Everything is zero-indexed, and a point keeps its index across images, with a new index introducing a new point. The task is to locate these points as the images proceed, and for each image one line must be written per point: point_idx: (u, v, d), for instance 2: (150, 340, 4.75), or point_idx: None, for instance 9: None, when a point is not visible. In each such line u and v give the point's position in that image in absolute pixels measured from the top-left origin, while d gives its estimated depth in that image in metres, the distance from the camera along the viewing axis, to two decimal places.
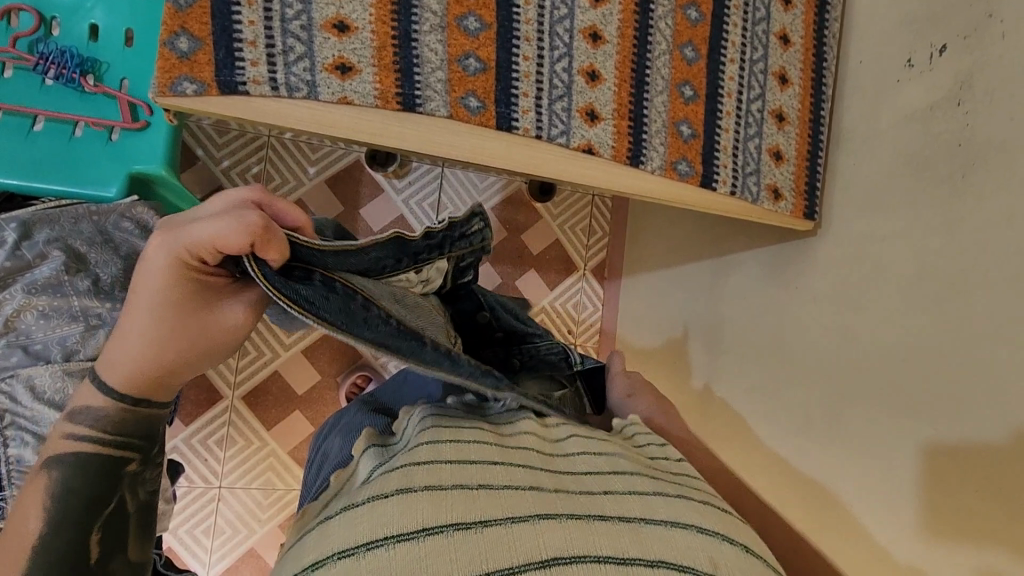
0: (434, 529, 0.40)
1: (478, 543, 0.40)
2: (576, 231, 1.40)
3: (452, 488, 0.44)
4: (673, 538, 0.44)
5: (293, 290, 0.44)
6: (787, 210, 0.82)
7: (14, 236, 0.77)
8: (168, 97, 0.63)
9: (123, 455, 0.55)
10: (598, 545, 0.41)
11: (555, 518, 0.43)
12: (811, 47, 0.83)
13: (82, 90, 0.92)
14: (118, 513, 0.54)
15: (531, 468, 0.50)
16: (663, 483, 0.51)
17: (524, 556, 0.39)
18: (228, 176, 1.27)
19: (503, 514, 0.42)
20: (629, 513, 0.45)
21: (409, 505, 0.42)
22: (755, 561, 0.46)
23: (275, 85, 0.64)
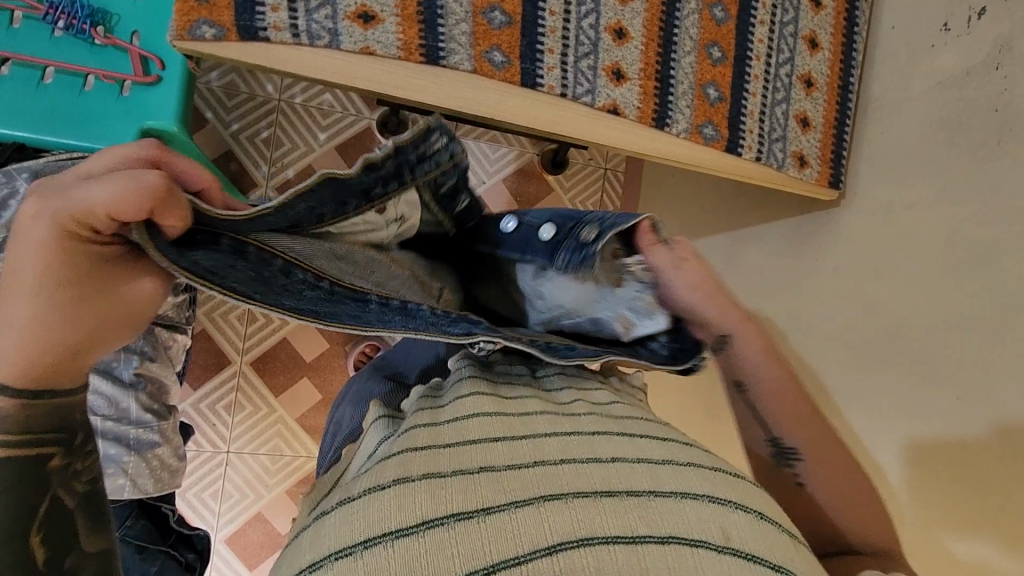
0: (432, 522, 0.34)
1: (479, 532, 0.33)
2: (587, 204, 1.38)
3: (451, 475, 0.38)
4: (683, 511, 0.36)
5: (189, 260, 0.35)
6: (811, 178, 0.80)
7: (26, 186, 0.76)
8: (186, 42, 0.61)
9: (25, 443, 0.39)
10: (607, 525, 0.34)
11: (560, 497, 0.36)
12: (842, 11, 0.81)
13: (93, 42, 0.90)
14: (55, 508, 0.38)
15: (536, 437, 0.42)
16: (671, 450, 0.43)
17: (528, 544, 0.33)
18: (237, 140, 1.24)
19: (506, 498, 0.35)
20: (638, 486, 0.37)
21: (406, 498, 0.35)
22: (770, 529, 0.38)
23: (297, 32, 0.63)
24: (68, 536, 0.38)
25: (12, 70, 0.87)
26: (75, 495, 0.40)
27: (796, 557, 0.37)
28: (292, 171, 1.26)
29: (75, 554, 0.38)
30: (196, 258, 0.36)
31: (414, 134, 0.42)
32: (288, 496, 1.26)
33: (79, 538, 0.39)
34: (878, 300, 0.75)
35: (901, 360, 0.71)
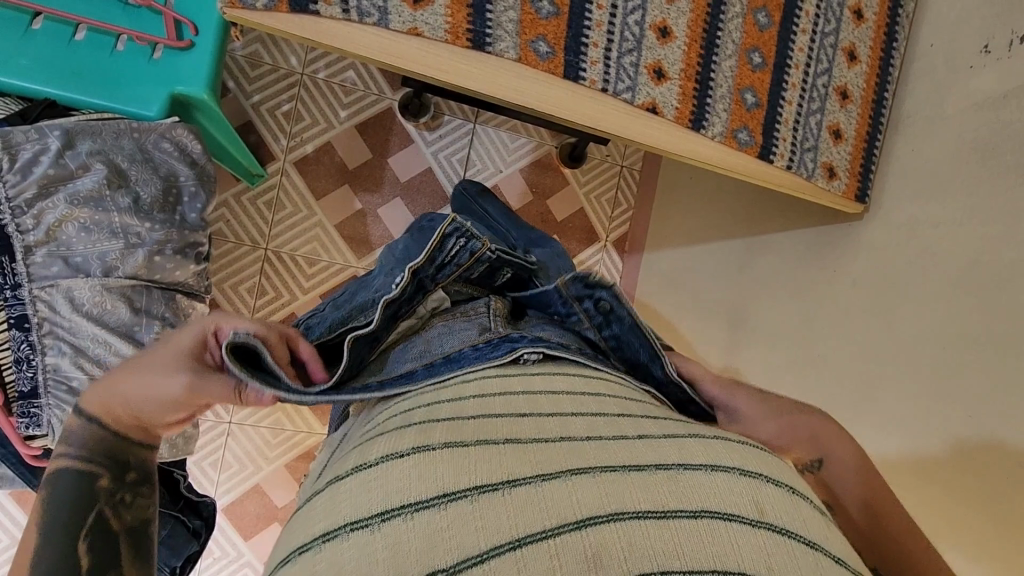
0: (456, 494, 0.34)
1: (506, 505, 0.34)
2: (603, 201, 1.38)
3: (474, 445, 0.38)
4: (713, 484, 0.37)
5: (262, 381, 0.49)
6: (840, 190, 0.81)
7: (57, 143, 0.73)
8: (237, 10, 0.61)
9: (85, 472, 0.46)
10: (635, 501, 0.35)
11: (586, 471, 0.36)
12: (883, 26, 0.82)
13: (127, 2, 0.89)
14: (97, 528, 0.43)
15: (562, 414, 0.43)
16: (697, 428, 0.45)
17: (555, 519, 0.33)
18: (258, 112, 1.23)
19: (531, 471, 0.36)
20: (665, 461, 0.38)
21: (429, 470, 0.36)
22: (803, 503, 0.38)
23: (347, 8, 0.63)
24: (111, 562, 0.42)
25: (44, 25, 0.86)
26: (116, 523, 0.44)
27: (831, 534, 0.38)
28: (310, 146, 1.26)
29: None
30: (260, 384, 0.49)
31: (432, 254, 0.56)
32: (287, 471, 1.26)
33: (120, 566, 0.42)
34: (896, 313, 0.76)
35: (914, 373, 0.72)
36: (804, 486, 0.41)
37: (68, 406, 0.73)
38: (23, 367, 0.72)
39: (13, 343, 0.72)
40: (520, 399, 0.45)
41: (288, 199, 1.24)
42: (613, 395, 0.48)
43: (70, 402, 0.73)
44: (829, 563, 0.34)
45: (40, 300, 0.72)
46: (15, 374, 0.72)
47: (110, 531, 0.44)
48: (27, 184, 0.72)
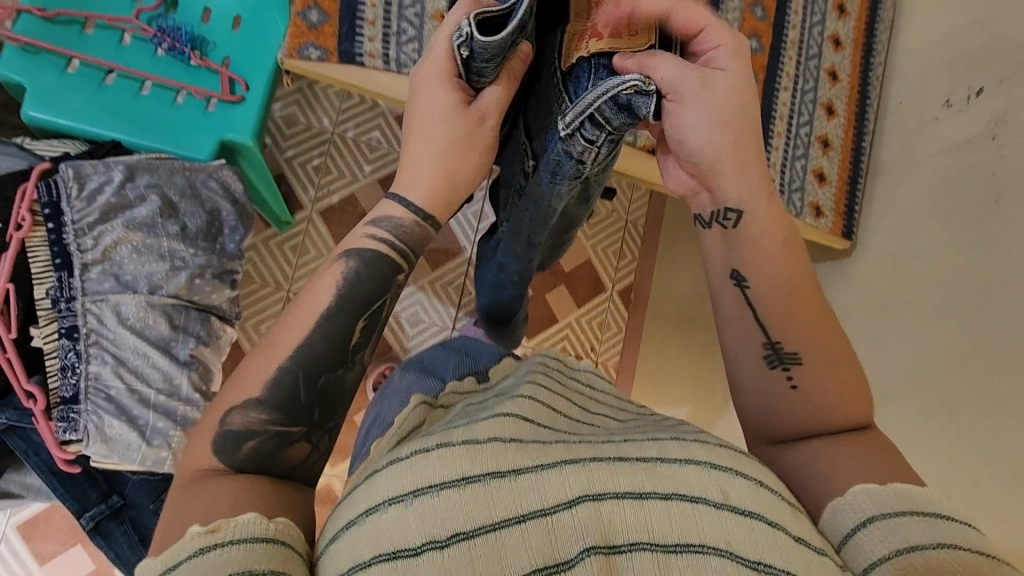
0: (472, 478, 0.37)
1: (510, 490, 0.37)
2: (607, 253, 1.40)
3: (489, 443, 0.40)
4: (685, 476, 0.39)
5: (502, 59, 0.53)
6: (826, 227, 0.89)
7: (119, 176, 0.82)
8: (294, 60, 0.76)
9: (387, 257, 0.54)
10: (618, 482, 0.38)
11: (579, 462, 0.39)
12: (856, 85, 0.92)
13: (189, 63, 1.01)
14: (375, 311, 0.53)
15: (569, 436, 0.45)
16: (681, 430, 0.46)
17: (553, 498, 0.37)
18: (291, 166, 1.34)
19: (532, 462, 0.39)
20: (645, 453, 0.40)
21: (449, 461, 0.38)
22: (768, 493, 0.41)
23: (387, 60, 0.76)
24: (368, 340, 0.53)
25: (115, 80, 0.98)
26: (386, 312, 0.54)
27: (796, 522, 0.40)
28: (337, 196, 1.36)
29: (315, 426, 0.49)
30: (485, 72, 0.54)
31: None
32: None
33: (368, 348, 0.53)
34: (888, 339, 0.80)
35: (910, 394, 0.75)
36: (777, 482, 0.43)
37: (105, 412, 0.78)
38: (68, 374, 0.77)
39: (62, 352, 0.77)
40: (523, 413, 0.48)
41: (312, 245, 1.33)
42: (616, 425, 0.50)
43: (107, 409, 0.78)
44: (786, 541, 0.38)
45: (90, 312, 0.78)
46: (60, 381, 0.77)
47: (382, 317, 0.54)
48: (91, 210, 0.80)
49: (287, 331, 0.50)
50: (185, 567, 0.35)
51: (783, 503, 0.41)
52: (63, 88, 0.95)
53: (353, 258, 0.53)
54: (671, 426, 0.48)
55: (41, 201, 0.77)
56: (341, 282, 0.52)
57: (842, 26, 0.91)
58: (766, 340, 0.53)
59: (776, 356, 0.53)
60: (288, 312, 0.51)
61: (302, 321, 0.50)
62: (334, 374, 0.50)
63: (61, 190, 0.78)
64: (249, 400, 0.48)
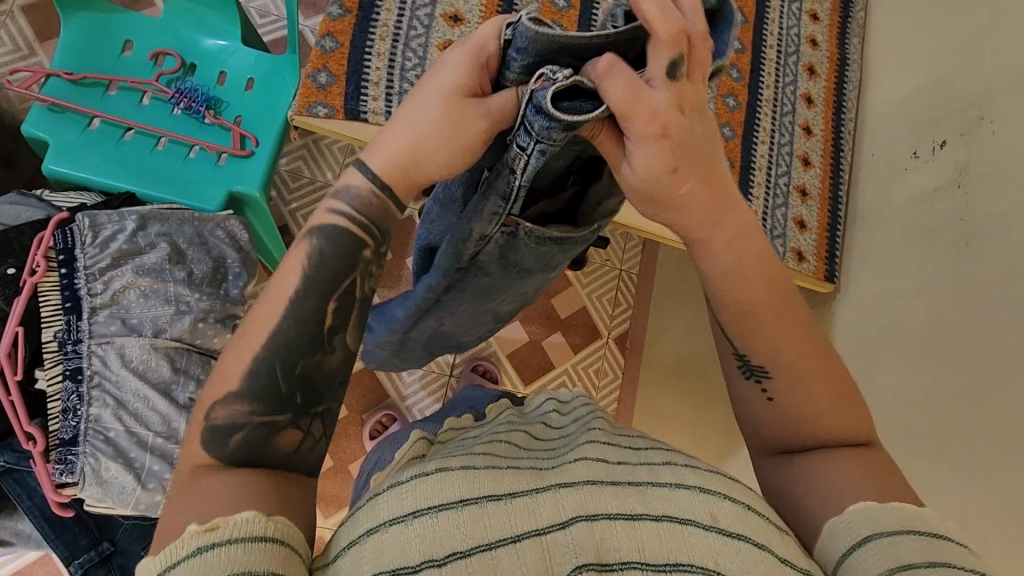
0: (470, 501, 0.39)
1: (507, 511, 0.39)
2: (602, 300, 1.42)
3: (485, 470, 0.42)
4: (674, 497, 0.41)
5: (531, 61, 0.49)
6: (809, 271, 0.93)
7: (132, 225, 0.86)
8: (303, 116, 0.81)
9: (358, 235, 0.54)
10: (609, 503, 0.39)
11: (573, 485, 0.41)
12: (830, 139, 0.98)
13: (203, 120, 1.07)
14: (347, 288, 0.52)
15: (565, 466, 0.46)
16: (672, 455, 0.47)
17: (547, 518, 0.39)
18: (295, 217, 1.39)
19: (529, 486, 0.41)
20: (637, 478, 0.42)
21: (446, 484, 0.40)
22: (755, 515, 0.42)
23: (389, 116, 0.82)
24: (343, 321, 0.52)
25: (133, 136, 1.04)
26: (358, 293, 0.53)
27: (780, 541, 0.41)
28: None
29: (300, 411, 0.49)
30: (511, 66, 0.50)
31: None
32: None
33: (345, 329, 0.52)
34: (876, 378, 0.82)
35: (901, 430, 0.75)
36: (763, 503, 0.44)
37: (102, 454, 0.79)
38: (69, 416, 0.79)
39: (65, 394, 0.79)
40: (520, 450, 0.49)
41: None
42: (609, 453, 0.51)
43: (105, 451, 0.79)
44: (771, 561, 0.39)
45: (95, 355, 0.80)
46: (60, 423, 0.79)
47: (353, 294, 0.53)
48: (103, 256, 0.83)
49: (261, 320, 0.49)
50: (193, 566, 0.36)
51: (771, 525, 0.42)
52: (84, 145, 1.01)
53: (317, 235, 0.52)
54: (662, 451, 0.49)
55: (56, 248, 0.82)
56: (309, 264, 0.51)
57: (813, 86, 0.98)
58: (737, 355, 0.54)
59: (750, 368, 0.54)
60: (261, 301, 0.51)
61: (274, 308, 0.50)
62: (313, 357, 0.50)
63: (76, 238, 0.82)
64: (230, 394, 0.47)
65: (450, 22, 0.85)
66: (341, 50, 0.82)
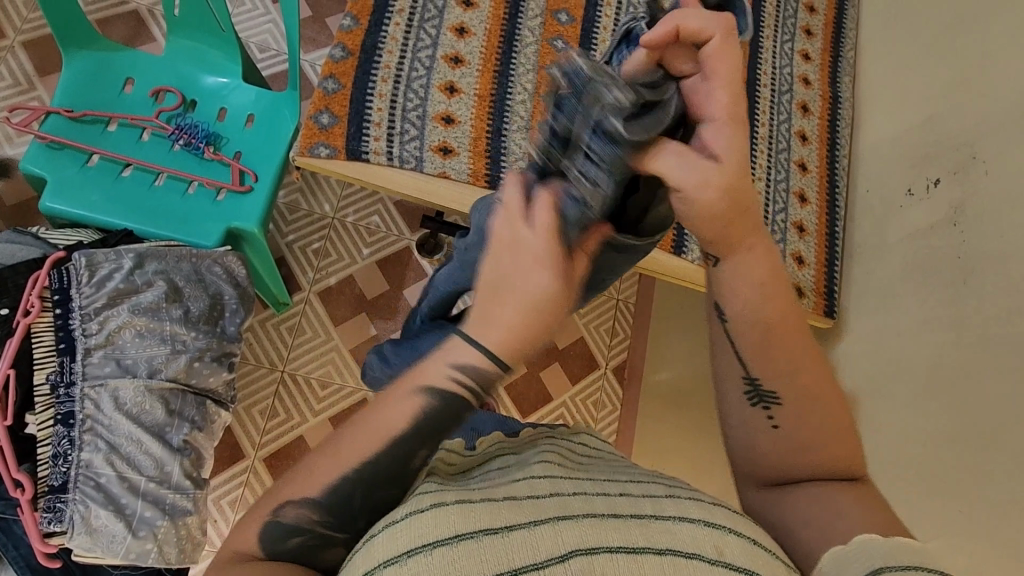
0: (466, 534, 0.38)
1: (504, 543, 0.38)
2: (601, 331, 1.42)
3: (481, 503, 0.41)
4: (676, 532, 0.40)
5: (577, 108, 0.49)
6: (809, 307, 0.93)
7: (129, 263, 0.85)
8: (305, 157, 0.82)
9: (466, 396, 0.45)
10: (610, 537, 0.39)
11: (572, 518, 0.40)
12: (825, 175, 0.99)
13: (203, 156, 1.07)
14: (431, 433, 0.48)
15: (562, 497, 0.45)
16: (675, 489, 0.46)
17: (545, 552, 0.37)
18: (291, 249, 1.38)
19: (526, 517, 0.40)
20: (639, 511, 0.42)
21: (442, 519, 0.39)
22: (764, 555, 0.40)
23: (390, 156, 0.82)
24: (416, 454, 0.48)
25: (132, 173, 1.04)
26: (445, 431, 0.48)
27: None
28: (335, 278, 1.38)
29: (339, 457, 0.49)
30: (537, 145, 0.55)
31: None
32: None
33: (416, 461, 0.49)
34: (880, 418, 0.81)
35: (904, 471, 0.75)
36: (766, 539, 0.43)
37: (91, 501, 0.77)
38: (59, 462, 0.76)
39: (55, 439, 0.77)
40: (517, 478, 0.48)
41: (309, 325, 1.34)
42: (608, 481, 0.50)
43: (95, 498, 0.77)
44: None
45: (88, 398, 0.79)
46: (50, 469, 0.76)
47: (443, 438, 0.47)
48: (99, 296, 0.82)
49: None
50: None
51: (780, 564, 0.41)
52: (82, 181, 1.01)
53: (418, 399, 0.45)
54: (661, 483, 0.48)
55: (52, 287, 0.80)
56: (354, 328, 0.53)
57: (807, 123, 1.00)
58: (747, 376, 0.53)
59: (756, 395, 0.53)
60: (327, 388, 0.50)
61: None
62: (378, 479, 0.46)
63: (72, 277, 0.81)
64: None
65: (451, 64, 0.86)
66: (342, 92, 0.83)
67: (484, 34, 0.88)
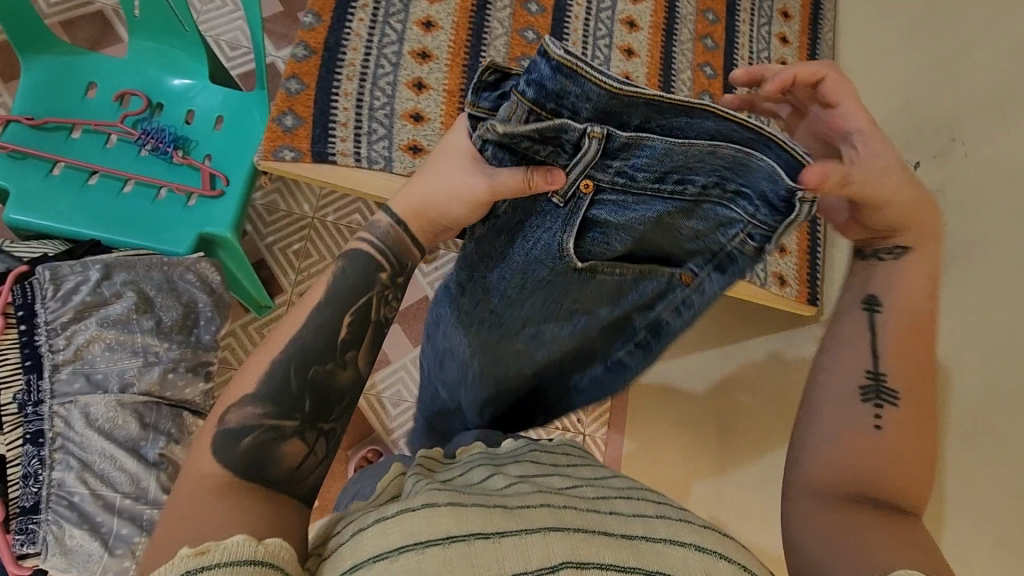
0: (457, 537, 0.36)
1: (496, 549, 0.36)
2: None
3: (473, 506, 0.40)
4: (666, 555, 0.39)
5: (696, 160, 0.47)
6: (792, 295, 0.93)
7: (96, 275, 0.83)
8: (269, 161, 0.79)
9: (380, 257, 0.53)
10: (601, 553, 0.37)
11: (562, 528, 0.38)
12: None
13: (171, 161, 1.05)
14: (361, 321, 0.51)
15: (553, 509, 0.42)
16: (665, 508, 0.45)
17: (536, 562, 0.36)
18: (271, 251, 1.36)
19: (518, 523, 0.38)
20: (631, 530, 0.40)
21: (435, 518, 0.37)
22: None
23: (358, 157, 0.80)
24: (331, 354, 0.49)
25: (98, 180, 1.01)
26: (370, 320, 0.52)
27: None
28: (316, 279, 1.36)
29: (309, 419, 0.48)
30: (619, 236, 0.53)
31: None
32: None
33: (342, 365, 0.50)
34: None
35: None
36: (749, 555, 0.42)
37: (66, 521, 0.75)
38: (29, 482, 0.75)
39: (25, 459, 0.76)
40: (509, 488, 0.46)
41: None
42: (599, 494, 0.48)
43: (68, 517, 0.75)
44: None
45: (57, 416, 0.77)
46: (20, 490, 0.75)
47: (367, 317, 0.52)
48: (65, 310, 0.80)
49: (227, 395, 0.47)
50: None
51: None
52: (46, 191, 0.98)
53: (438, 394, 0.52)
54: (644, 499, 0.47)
55: (14, 303, 0.78)
56: (337, 281, 0.51)
57: None
58: (874, 369, 0.54)
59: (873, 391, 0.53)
60: (270, 362, 0.47)
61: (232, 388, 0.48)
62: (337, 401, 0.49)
63: (36, 292, 0.79)
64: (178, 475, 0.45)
65: (418, 59, 0.84)
66: (305, 92, 0.81)
67: (451, 28, 0.86)
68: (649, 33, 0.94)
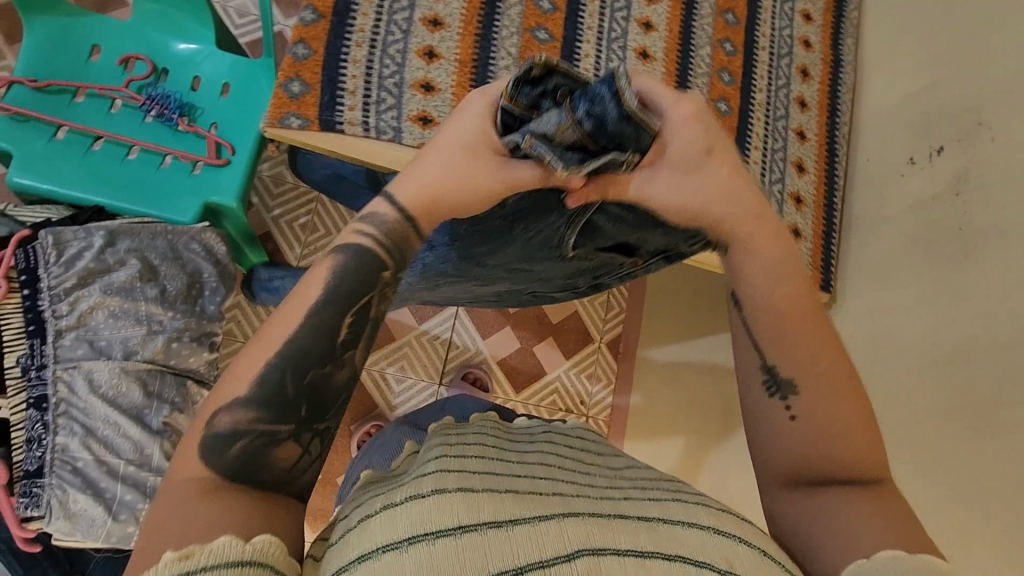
0: (470, 526, 0.35)
1: (509, 536, 0.35)
2: (595, 304, 1.36)
3: (484, 492, 0.39)
4: (686, 540, 0.38)
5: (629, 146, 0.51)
6: None
7: (100, 241, 0.81)
8: (276, 128, 0.77)
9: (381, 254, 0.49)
10: (618, 539, 0.37)
11: (576, 516, 0.38)
12: (825, 143, 0.95)
13: (176, 128, 1.03)
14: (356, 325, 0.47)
15: (565, 493, 0.42)
16: (682, 494, 0.44)
17: (551, 550, 0.35)
18: (277, 224, 1.34)
19: (531, 512, 0.37)
20: (648, 515, 0.40)
21: (445, 506, 0.36)
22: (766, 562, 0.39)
23: (366, 127, 0.78)
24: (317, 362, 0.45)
25: (102, 146, 1.00)
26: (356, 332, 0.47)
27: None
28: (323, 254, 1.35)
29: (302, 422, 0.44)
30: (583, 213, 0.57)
31: None
32: None
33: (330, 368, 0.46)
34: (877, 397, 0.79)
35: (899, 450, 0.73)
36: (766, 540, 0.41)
37: (69, 486, 0.75)
38: (33, 446, 0.75)
39: (28, 423, 0.76)
40: (519, 470, 0.45)
41: None
42: (610, 477, 0.48)
43: (72, 482, 0.75)
44: None
45: (60, 381, 0.77)
46: (25, 453, 0.76)
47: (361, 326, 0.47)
48: (68, 275, 0.79)
49: None
50: None
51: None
52: (49, 155, 0.97)
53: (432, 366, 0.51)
54: (658, 483, 0.46)
55: (18, 268, 0.78)
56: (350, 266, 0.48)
57: (807, 88, 0.95)
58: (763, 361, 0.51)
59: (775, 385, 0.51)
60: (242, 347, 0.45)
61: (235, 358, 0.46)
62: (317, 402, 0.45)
63: (39, 256, 0.78)
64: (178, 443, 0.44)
65: (430, 27, 0.81)
66: (313, 58, 0.79)
67: None
68: (668, 6, 0.91)
